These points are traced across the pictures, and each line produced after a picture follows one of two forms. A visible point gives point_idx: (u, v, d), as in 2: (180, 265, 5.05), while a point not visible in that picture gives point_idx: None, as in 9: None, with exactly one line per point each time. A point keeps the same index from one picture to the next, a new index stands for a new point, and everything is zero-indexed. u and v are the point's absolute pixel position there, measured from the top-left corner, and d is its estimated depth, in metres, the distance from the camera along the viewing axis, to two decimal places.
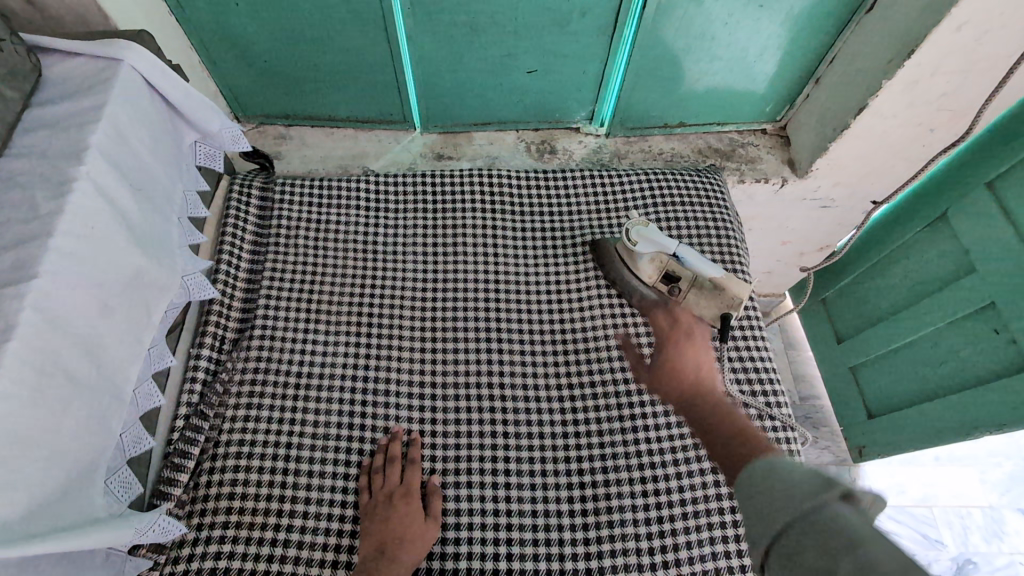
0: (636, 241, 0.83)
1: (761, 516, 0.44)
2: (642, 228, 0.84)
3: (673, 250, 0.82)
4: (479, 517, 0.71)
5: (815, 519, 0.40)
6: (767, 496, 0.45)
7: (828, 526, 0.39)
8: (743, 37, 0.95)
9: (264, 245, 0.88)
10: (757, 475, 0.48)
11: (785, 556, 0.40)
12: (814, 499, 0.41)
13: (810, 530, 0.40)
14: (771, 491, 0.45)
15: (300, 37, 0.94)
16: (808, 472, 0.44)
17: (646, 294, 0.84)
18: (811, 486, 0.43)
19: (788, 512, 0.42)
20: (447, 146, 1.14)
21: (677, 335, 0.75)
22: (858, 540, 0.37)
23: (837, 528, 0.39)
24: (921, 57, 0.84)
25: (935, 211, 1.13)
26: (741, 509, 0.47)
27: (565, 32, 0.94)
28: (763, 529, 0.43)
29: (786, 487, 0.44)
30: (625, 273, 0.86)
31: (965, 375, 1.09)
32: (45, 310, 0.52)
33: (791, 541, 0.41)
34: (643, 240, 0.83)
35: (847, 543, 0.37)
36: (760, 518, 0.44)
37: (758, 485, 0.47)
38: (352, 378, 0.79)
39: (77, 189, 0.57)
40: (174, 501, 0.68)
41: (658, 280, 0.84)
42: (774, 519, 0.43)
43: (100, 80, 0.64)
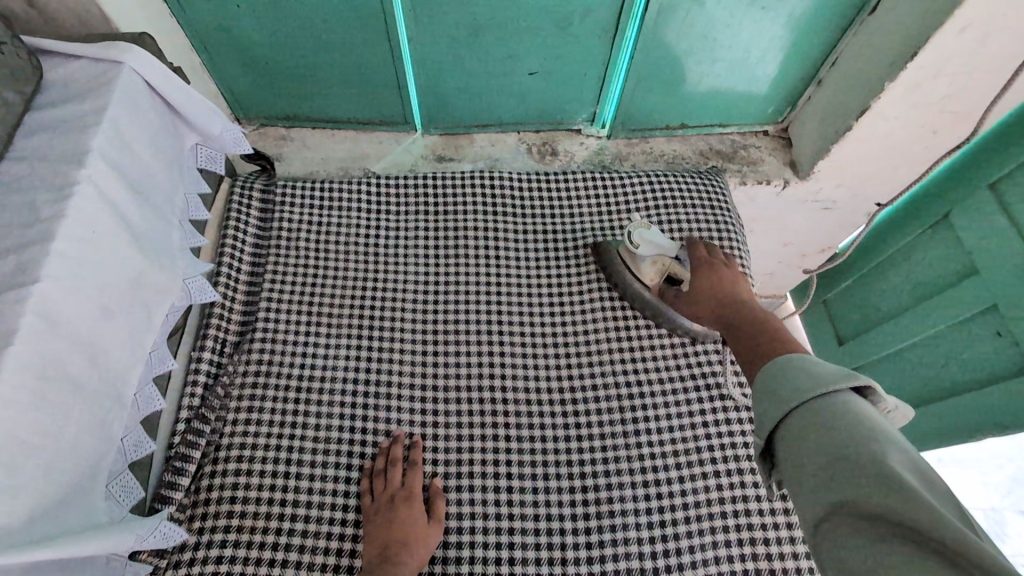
0: (639, 243, 0.84)
1: (775, 398, 0.53)
2: (644, 231, 0.85)
3: (674, 253, 0.84)
4: (481, 521, 0.71)
5: (826, 405, 0.49)
6: (784, 386, 0.53)
7: (837, 411, 0.48)
8: (746, 39, 0.95)
9: (265, 248, 0.87)
10: (780, 368, 0.55)
11: (792, 433, 0.50)
12: (828, 389, 0.50)
13: (818, 413, 0.49)
14: (787, 382, 0.53)
15: (301, 39, 0.94)
16: (826, 367, 0.52)
17: (647, 297, 0.84)
18: (827, 377, 0.51)
19: (802, 396, 0.51)
20: (447, 148, 1.14)
21: (710, 261, 0.77)
22: (862, 422, 0.47)
23: (844, 413, 0.48)
24: (924, 59, 0.83)
25: (937, 212, 1.13)
26: (756, 394, 0.55)
27: (567, 33, 0.94)
28: (775, 409, 0.52)
29: (805, 378, 0.52)
30: (627, 277, 0.86)
31: (967, 377, 1.09)
32: (47, 315, 0.52)
33: (800, 420, 0.50)
34: (644, 242, 0.84)
35: (852, 425, 0.46)
36: (773, 400, 0.53)
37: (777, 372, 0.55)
38: (353, 380, 0.78)
39: (79, 192, 0.56)
40: (175, 505, 0.68)
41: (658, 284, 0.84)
42: (788, 401, 0.51)
43: (102, 83, 0.64)
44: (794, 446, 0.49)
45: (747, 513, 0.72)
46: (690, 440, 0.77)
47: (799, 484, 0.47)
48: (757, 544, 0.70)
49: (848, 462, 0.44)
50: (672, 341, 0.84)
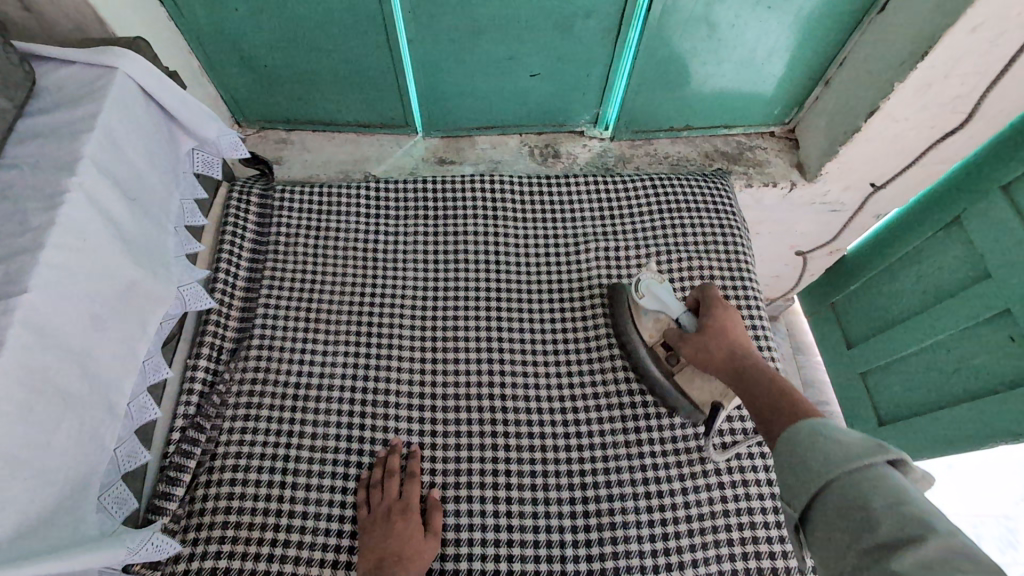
0: (645, 294, 0.74)
1: (801, 471, 0.49)
2: (655, 283, 0.74)
3: (677, 313, 0.71)
4: (480, 534, 0.70)
5: (859, 482, 0.46)
6: (809, 455, 0.49)
7: (876, 492, 0.45)
8: (752, 39, 0.93)
9: (263, 253, 0.86)
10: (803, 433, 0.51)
11: (827, 515, 0.47)
12: (860, 462, 0.47)
13: (852, 492, 0.46)
14: (811, 450, 0.49)
15: (300, 42, 0.93)
16: (853, 437, 0.49)
17: (639, 352, 0.78)
18: (857, 449, 0.47)
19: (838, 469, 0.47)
20: (449, 151, 1.13)
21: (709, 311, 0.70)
22: (904, 502, 0.43)
23: (885, 492, 0.44)
24: (935, 58, 0.81)
25: (947, 216, 1.11)
26: (779, 468, 0.51)
27: (569, 34, 0.93)
28: (806, 485, 0.48)
29: (832, 448, 0.48)
30: (627, 324, 0.80)
31: (979, 382, 1.06)
32: (35, 325, 0.51)
33: (835, 501, 0.47)
34: (649, 295, 0.74)
35: (893, 506, 0.43)
36: (801, 475, 0.49)
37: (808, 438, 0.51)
38: (350, 390, 0.77)
39: (70, 200, 0.56)
40: (169, 516, 0.67)
41: (658, 343, 0.77)
42: (818, 477, 0.48)
43: (94, 89, 0.63)
44: (832, 530, 0.46)
45: (751, 526, 0.71)
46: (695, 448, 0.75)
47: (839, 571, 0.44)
48: (762, 558, 0.69)
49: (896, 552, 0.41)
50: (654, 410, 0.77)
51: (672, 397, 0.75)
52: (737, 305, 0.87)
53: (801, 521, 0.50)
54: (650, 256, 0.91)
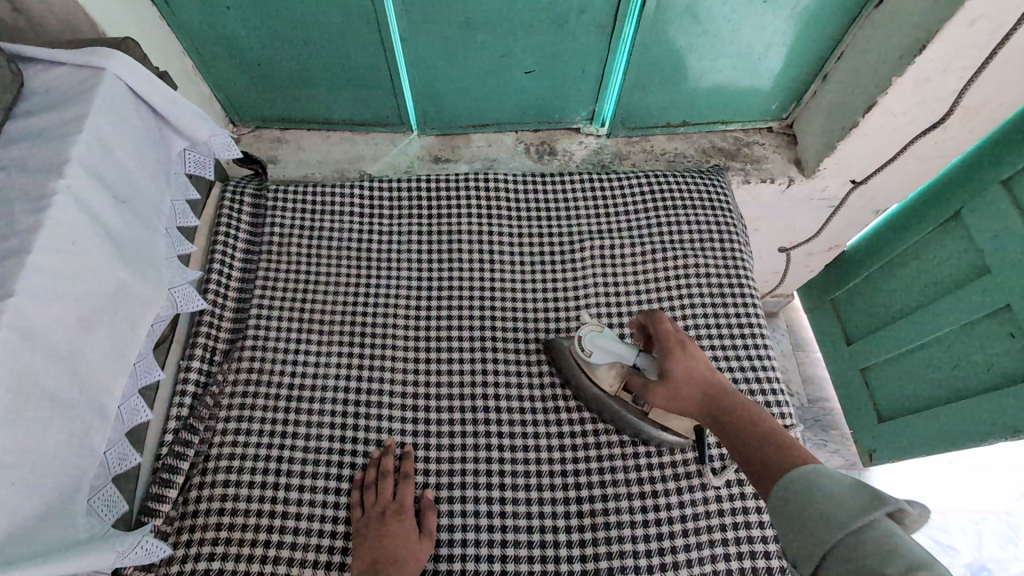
0: (591, 349, 0.70)
1: (804, 534, 0.47)
2: (597, 334, 0.71)
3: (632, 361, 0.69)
4: (473, 534, 0.69)
5: (865, 541, 0.44)
6: (811, 515, 0.47)
7: (882, 552, 0.42)
8: (748, 34, 0.92)
9: (256, 255, 0.86)
10: (798, 487, 0.50)
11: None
12: (862, 520, 0.45)
13: (857, 554, 0.44)
14: (812, 509, 0.48)
15: (294, 41, 0.93)
16: (853, 490, 0.47)
17: (607, 402, 0.74)
18: (858, 505, 0.45)
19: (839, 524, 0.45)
20: (444, 149, 1.12)
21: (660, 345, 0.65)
22: (913, 561, 0.40)
23: (890, 552, 0.42)
24: (934, 51, 0.80)
25: (947, 211, 1.10)
26: (781, 532, 0.49)
27: (563, 31, 0.92)
28: (812, 549, 0.46)
29: (832, 506, 0.47)
30: (583, 381, 0.76)
31: (979, 379, 1.06)
32: (20, 328, 0.51)
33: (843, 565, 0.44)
34: (598, 350, 0.70)
35: (900, 565, 0.40)
36: (804, 538, 0.47)
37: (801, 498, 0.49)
38: (344, 391, 0.77)
39: (57, 201, 0.55)
40: (162, 518, 0.67)
41: (620, 389, 0.73)
42: (823, 540, 0.46)
43: (83, 90, 0.63)
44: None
45: (746, 526, 0.70)
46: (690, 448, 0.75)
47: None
48: (757, 557, 0.69)
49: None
50: (633, 449, 0.75)
51: (658, 435, 0.73)
52: (733, 302, 0.86)
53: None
54: (645, 254, 0.90)
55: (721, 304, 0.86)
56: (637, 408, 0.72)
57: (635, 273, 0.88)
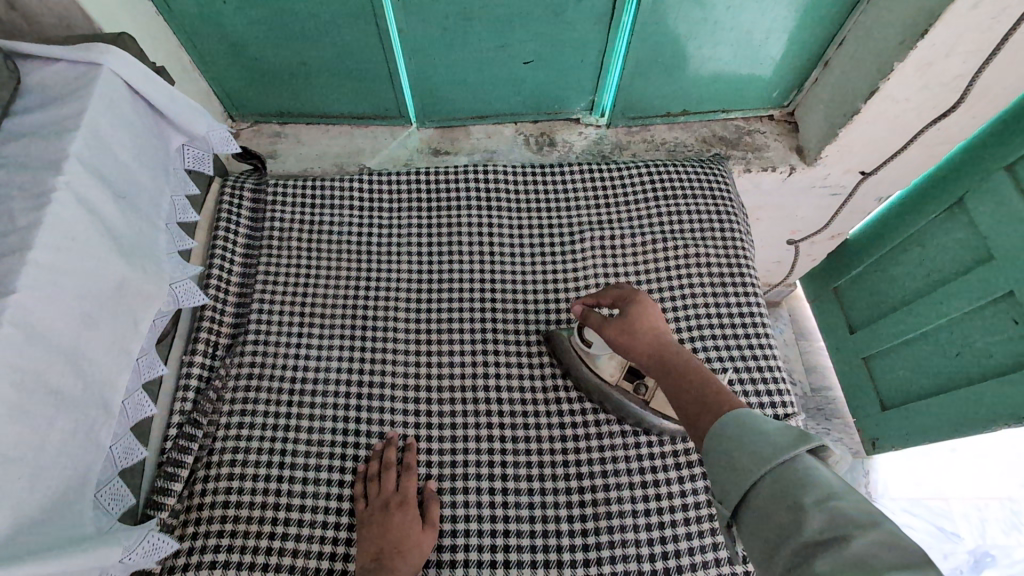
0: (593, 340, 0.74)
1: (731, 473, 0.49)
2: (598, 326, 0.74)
3: None
4: (476, 524, 0.70)
5: (785, 475, 0.46)
6: (741, 453, 0.49)
7: (802, 486, 0.45)
8: (749, 20, 0.91)
9: (256, 249, 0.86)
10: (732, 429, 0.51)
11: (758, 512, 0.47)
12: (785, 456, 0.47)
13: (778, 490, 0.46)
14: (740, 448, 0.50)
15: (291, 35, 0.92)
16: (777, 428, 0.49)
17: (609, 393, 0.74)
18: (785, 444, 0.48)
19: (765, 461, 0.47)
20: (443, 141, 1.12)
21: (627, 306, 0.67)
22: (829, 494, 0.44)
23: (809, 486, 0.45)
24: (937, 35, 0.79)
25: (950, 197, 1.09)
26: (709, 471, 0.51)
27: (562, 20, 0.91)
28: (736, 484, 0.48)
29: (763, 445, 0.48)
30: (585, 372, 0.76)
31: (983, 365, 1.05)
32: (25, 325, 0.51)
33: (765, 500, 0.47)
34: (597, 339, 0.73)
35: (818, 499, 0.44)
36: (731, 475, 0.49)
37: (733, 436, 0.51)
38: (347, 384, 0.77)
39: (58, 198, 0.55)
40: (167, 511, 0.68)
41: (621, 378, 0.74)
42: (747, 476, 0.48)
43: (79, 87, 0.63)
44: (761, 529, 0.46)
45: None
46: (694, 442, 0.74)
47: (769, 569, 0.44)
48: None
49: (820, 551, 0.41)
50: (638, 437, 0.75)
51: (659, 424, 0.73)
52: (734, 291, 0.86)
53: (734, 519, 0.50)
54: (645, 244, 0.90)
55: (722, 293, 0.86)
56: (637, 396, 0.73)
57: (635, 263, 0.88)
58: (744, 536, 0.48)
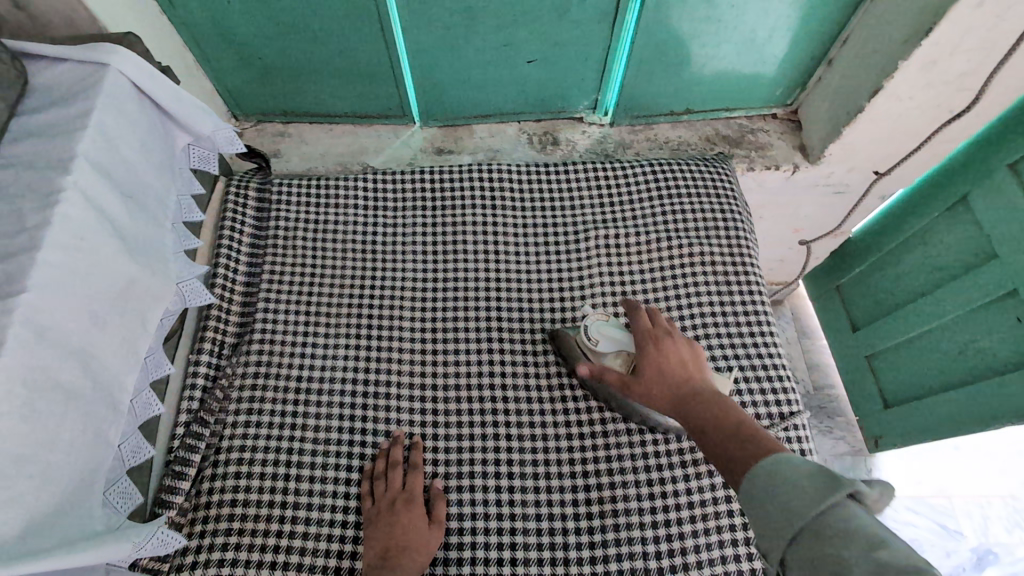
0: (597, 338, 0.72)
1: (772, 522, 0.47)
2: (602, 324, 0.73)
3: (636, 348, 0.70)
4: (482, 522, 0.70)
5: (829, 525, 0.44)
6: (779, 502, 0.48)
7: (847, 536, 0.43)
8: (753, 19, 0.91)
9: (261, 249, 0.86)
10: (767, 476, 0.50)
11: (802, 562, 0.44)
12: (826, 505, 0.45)
13: (821, 537, 0.44)
14: (779, 496, 0.48)
15: (295, 35, 0.92)
16: (817, 475, 0.47)
17: (617, 395, 0.74)
18: (825, 491, 0.46)
19: (807, 510, 0.46)
20: (447, 140, 1.12)
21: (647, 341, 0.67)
22: (874, 543, 0.41)
23: (853, 531, 0.42)
24: (941, 33, 0.79)
25: (952, 196, 1.09)
26: (750, 521, 0.49)
27: (565, 19, 0.91)
28: (778, 535, 0.47)
29: (802, 494, 0.47)
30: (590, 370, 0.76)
31: (986, 363, 1.06)
32: (35, 325, 0.51)
33: (808, 550, 0.44)
34: (602, 339, 0.71)
35: (863, 548, 0.41)
36: (772, 527, 0.47)
37: (770, 484, 0.49)
38: (352, 383, 0.78)
39: (66, 198, 0.56)
40: (176, 509, 0.68)
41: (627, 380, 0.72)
42: (787, 527, 0.46)
43: (86, 87, 0.63)
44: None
45: None
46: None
47: None
48: None
49: None
50: (644, 436, 0.75)
51: (664, 422, 0.73)
52: (739, 290, 0.86)
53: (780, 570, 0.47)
54: (650, 243, 0.90)
55: (727, 292, 0.86)
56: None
57: (640, 261, 0.89)
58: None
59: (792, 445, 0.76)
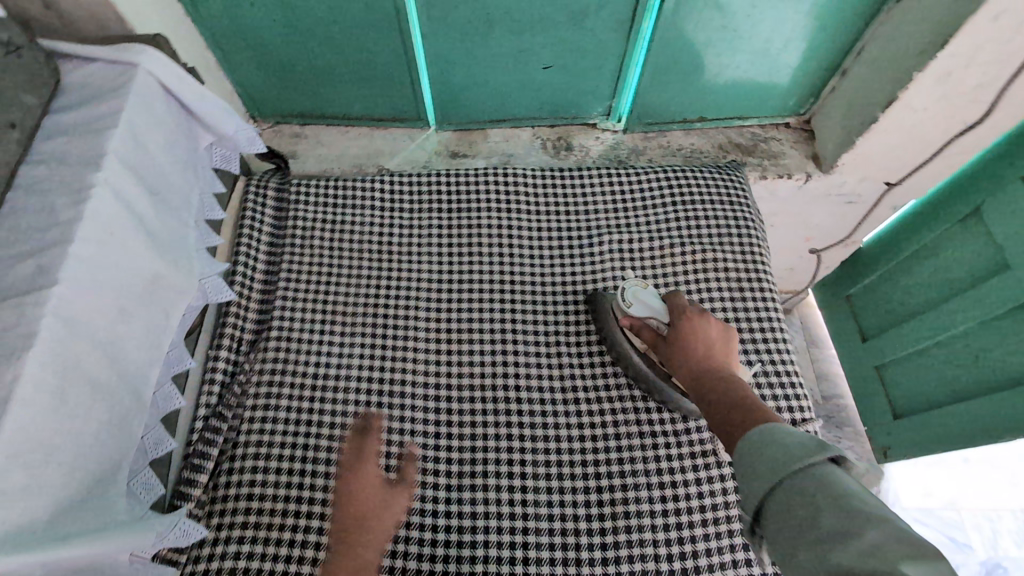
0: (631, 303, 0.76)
1: (754, 476, 0.50)
2: (639, 290, 0.77)
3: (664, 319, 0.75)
4: (495, 521, 0.71)
5: (805, 479, 0.47)
6: (763, 459, 0.50)
7: (822, 488, 0.45)
8: (768, 29, 0.92)
9: (280, 247, 0.88)
10: (757, 440, 0.52)
11: (777, 511, 0.47)
12: (805, 462, 0.47)
13: (799, 494, 0.46)
14: (764, 454, 0.50)
15: (316, 38, 0.94)
16: (801, 439, 0.50)
17: (632, 359, 0.78)
18: (805, 450, 0.48)
19: (786, 466, 0.48)
20: (461, 144, 1.13)
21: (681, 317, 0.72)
22: (848, 495, 0.44)
23: (829, 486, 0.45)
24: (958, 44, 0.80)
25: (964, 207, 1.09)
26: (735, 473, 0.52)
27: (582, 26, 0.92)
28: (758, 489, 0.49)
29: (784, 452, 0.49)
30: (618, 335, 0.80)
31: (999, 373, 1.05)
32: (66, 315, 0.52)
33: (784, 501, 0.47)
34: (636, 302, 0.76)
35: (837, 499, 0.44)
36: (755, 477, 0.49)
37: (756, 444, 0.52)
38: (367, 381, 0.78)
39: (96, 193, 0.57)
40: (194, 502, 0.69)
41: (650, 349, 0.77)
42: (765, 480, 0.49)
43: (117, 86, 0.65)
44: (780, 529, 0.46)
45: None
46: (710, 440, 0.75)
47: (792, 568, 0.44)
48: None
49: (838, 542, 0.41)
50: (657, 437, 0.76)
51: (681, 403, 0.75)
52: (752, 296, 0.87)
53: (757, 520, 0.50)
54: (663, 248, 0.91)
55: (740, 298, 0.86)
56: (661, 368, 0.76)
57: (653, 266, 0.89)
58: (767, 537, 0.47)
59: None
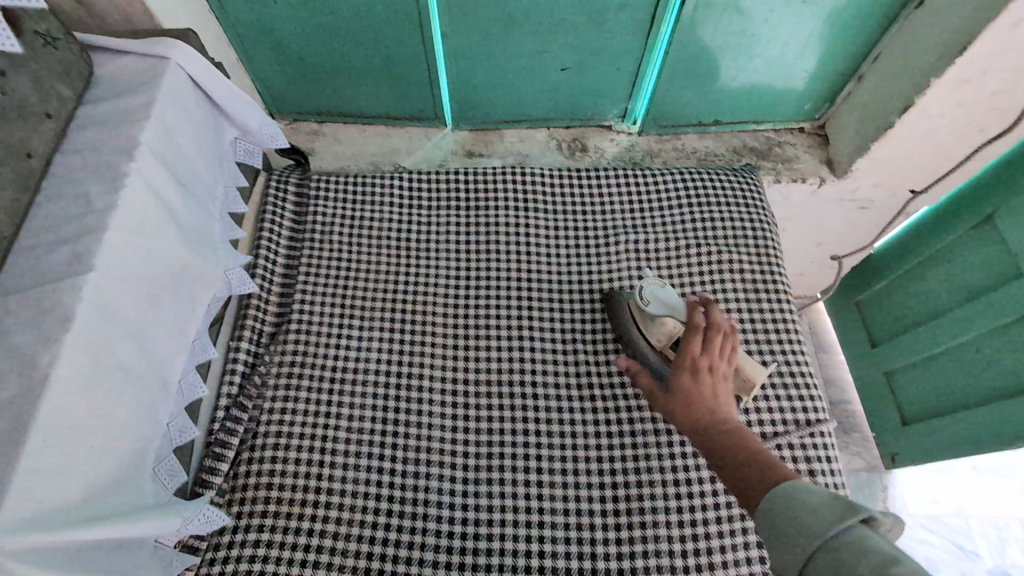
0: (650, 301, 0.77)
1: (787, 544, 0.49)
2: (658, 288, 0.78)
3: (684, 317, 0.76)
4: (511, 514, 0.72)
5: (839, 546, 0.46)
6: (792, 525, 0.49)
7: (857, 555, 0.44)
8: (786, 34, 0.93)
9: (300, 241, 0.89)
10: (782, 502, 0.52)
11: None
12: (835, 526, 0.47)
13: (836, 562, 0.45)
14: (791, 519, 0.50)
15: (338, 36, 0.95)
16: (824, 499, 0.50)
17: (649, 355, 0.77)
18: (833, 515, 0.48)
19: (817, 533, 0.47)
20: (477, 144, 1.14)
21: (688, 368, 0.65)
22: (886, 560, 0.43)
23: (865, 553, 0.44)
24: (976, 51, 0.81)
25: (978, 214, 1.09)
26: (766, 542, 0.51)
27: (601, 29, 0.93)
28: (794, 559, 0.48)
29: (812, 517, 0.49)
30: (634, 333, 0.79)
31: (1010, 381, 1.05)
32: (101, 301, 0.53)
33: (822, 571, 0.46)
34: (654, 301, 0.76)
35: (875, 565, 0.43)
36: (789, 548, 0.49)
37: (780, 507, 0.51)
38: (385, 375, 0.79)
39: (129, 183, 0.58)
40: (216, 490, 0.70)
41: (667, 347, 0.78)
42: (799, 549, 0.48)
43: (149, 78, 0.66)
44: None
45: None
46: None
47: None
48: None
49: None
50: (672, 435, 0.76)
51: None
52: (768, 297, 0.87)
53: None
54: (679, 249, 0.91)
55: (756, 299, 0.87)
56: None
57: (669, 267, 0.90)
58: None
59: (817, 452, 0.77)
